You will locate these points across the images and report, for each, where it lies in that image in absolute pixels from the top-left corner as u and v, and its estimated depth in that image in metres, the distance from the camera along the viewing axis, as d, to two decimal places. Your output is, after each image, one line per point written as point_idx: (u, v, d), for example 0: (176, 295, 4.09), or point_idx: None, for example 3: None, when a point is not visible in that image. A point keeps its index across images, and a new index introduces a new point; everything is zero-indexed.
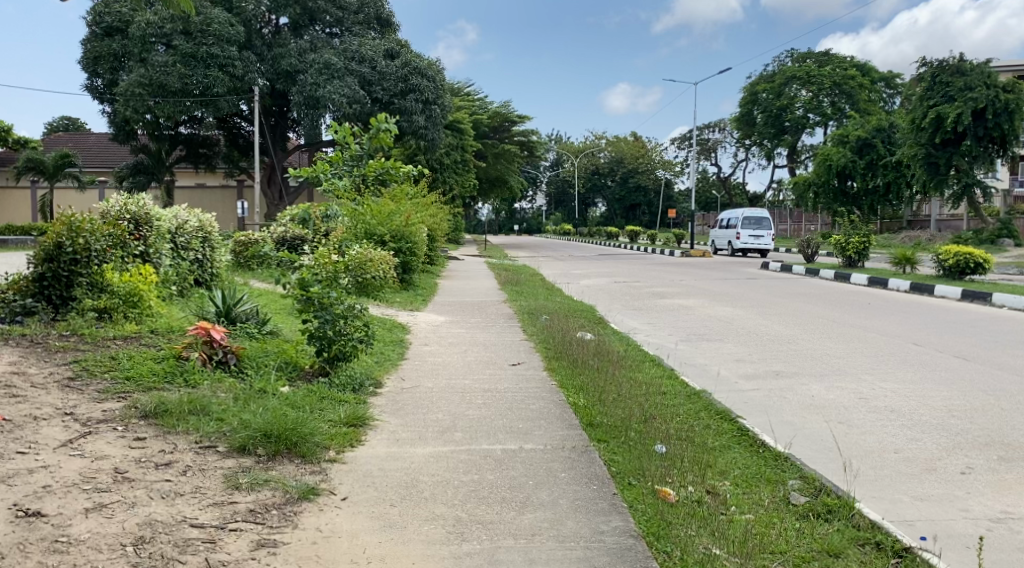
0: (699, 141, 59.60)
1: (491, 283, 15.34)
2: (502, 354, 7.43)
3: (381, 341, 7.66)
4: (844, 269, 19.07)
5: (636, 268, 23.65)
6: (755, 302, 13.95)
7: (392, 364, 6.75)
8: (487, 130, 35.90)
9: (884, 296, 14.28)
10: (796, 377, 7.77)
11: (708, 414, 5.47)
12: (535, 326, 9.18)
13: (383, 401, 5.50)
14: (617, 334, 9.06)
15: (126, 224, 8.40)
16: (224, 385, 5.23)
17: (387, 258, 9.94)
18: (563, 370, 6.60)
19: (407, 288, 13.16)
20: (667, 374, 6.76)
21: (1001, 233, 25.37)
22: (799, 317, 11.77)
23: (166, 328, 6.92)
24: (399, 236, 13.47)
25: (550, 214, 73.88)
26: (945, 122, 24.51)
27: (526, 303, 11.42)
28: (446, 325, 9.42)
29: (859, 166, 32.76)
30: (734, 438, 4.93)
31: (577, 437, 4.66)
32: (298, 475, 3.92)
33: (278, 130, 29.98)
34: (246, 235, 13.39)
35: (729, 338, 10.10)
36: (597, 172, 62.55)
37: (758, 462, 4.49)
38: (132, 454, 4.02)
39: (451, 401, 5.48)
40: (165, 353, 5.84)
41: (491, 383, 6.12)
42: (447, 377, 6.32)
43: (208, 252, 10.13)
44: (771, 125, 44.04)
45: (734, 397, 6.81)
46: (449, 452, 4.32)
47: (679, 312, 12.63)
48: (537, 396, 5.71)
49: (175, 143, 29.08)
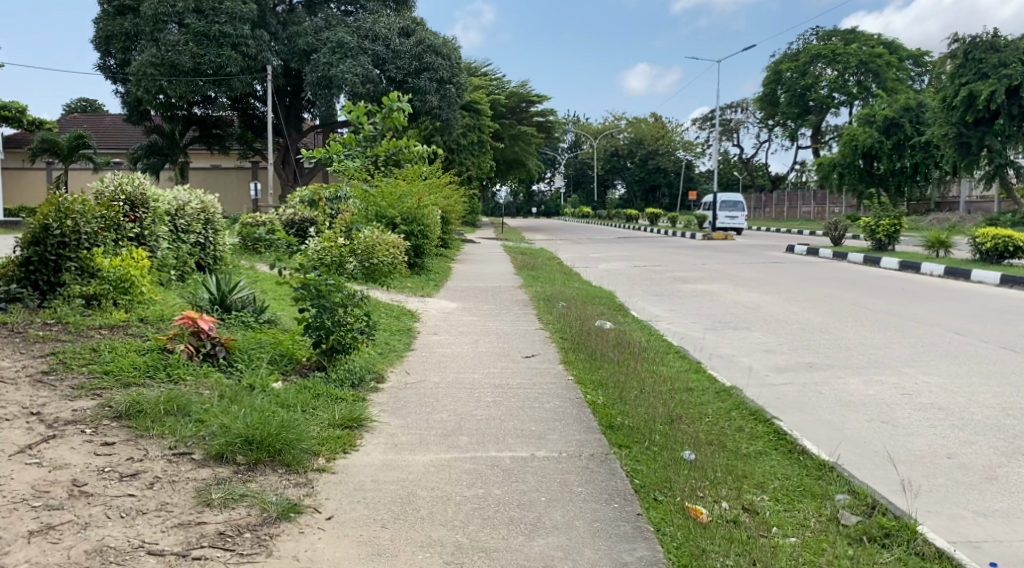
0: (720, 122, 58.54)
1: (508, 268, 14.83)
2: (515, 345, 6.95)
3: (388, 331, 7.21)
4: (873, 253, 18.41)
5: (657, 252, 23.06)
6: (782, 288, 13.36)
7: (397, 357, 6.29)
8: (505, 110, 35.27)
9: (918, 282, 13.63)
10: (831, 370, 7.25)
11: (741, 415, 4.98)
12: (551, 314, 8.69)
13: (384, 399, 5.04)
14: (638, 322, 8.55)
15: (121, 205, 8.01)
16: (209, 382, 4.80)
17: (397, 242, 9.46)
18: (581, 363, 6.12)
19: (419, 273, 12.67)
20: (693, 368, 6.26)
21: None
22: (830, 304, 11.19)
23: (156, 316, 6.50)
24: (410, 218, 13.02)
25: (568, 196, 73.23)
26: (978, 100, 23.55)
27: (542, 289, 10.92)
28: (456, 312, 8.94)
29: (886, 147, 31.84)
30: (770, 443, 4.45)
31: (595, 441, 4.18)
32: (279, 489, 3.47)
33: (292, 111, 29.57)
34: (254, 218, 12.99)
35: (757, 326, 9.55)
36: (617, 153, 61.81)
37: (798, 472, 4.00)
38: (95, 462, 3.59)
39: (459, 399, 5.02)
40: (150, 345, 5.41)
41: (503, 378, 5.66)
42: (456, 371, 5.86)
43: (211, 235, 9.71)
44: (795, 105, 43.07)
45: (765, 393, 6.32)
46: (453, 461, 3.85)
47: (702, 298, 12.07)
48: (552, 393, 5.24)
49: (189, 124, 28.77)
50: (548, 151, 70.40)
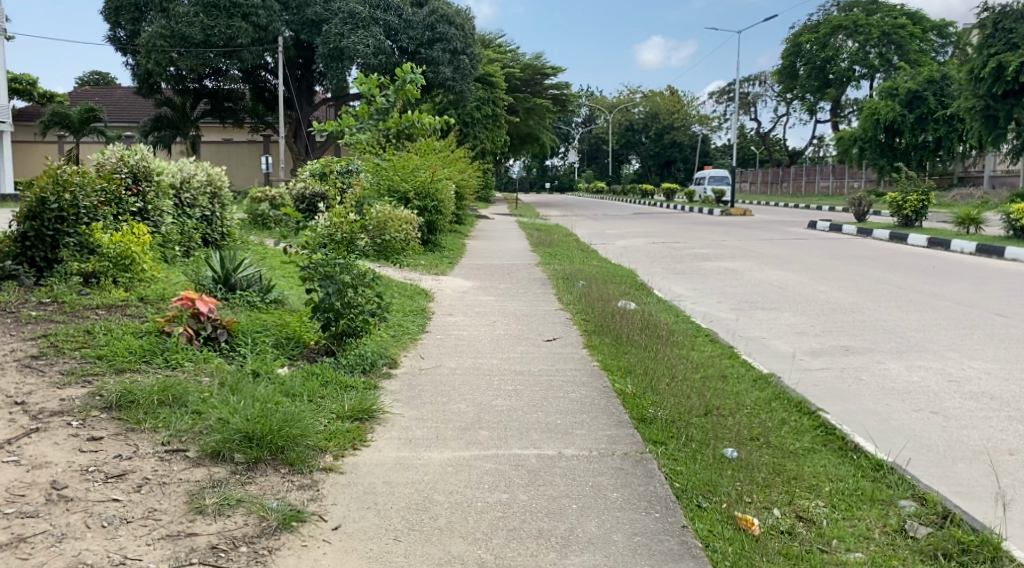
0: (736, 95, 57.59)
1: (524, 245, 14.42)
2: (534, 328, 6.57)
3: (401, 312, 6.86)
4: (900, 230, 17.89)
5: (676, 228, 22.63)
6: (807, 266, 12.90)
7: (411, 340, 5.93)
8: (520, 83, 34.65)
9: (950, 260, 13.13)
10: (869, 354, 6.84)
11: (780, 405, 4.61)
12: (570, 294, 8.28)
13: (396, 387, 4.70)
14: (662, 303, 8.15)
15: (123, 177, 7.65)
16: (209, 368, 4.46)
17: (410, 218, 9.09)
18: (606, 348, 5.74)
19: (432, 250, 12.28)
20: (726, 354, 5.87)
21: None
22: (860, 283, 10.74)
23: (156, 295, 6.15)
24: (424, 193, 12.24)
25: (582, 171, 72.63)
26: (1007, 72, 22.69)
27: (560, 267, 10.52)
28: (471, 291, 8.56)
29: (908, 120, 31.05)
30: (817, 439, 4.08)
31: (629, 437, 3.81)
32: (282, 493, 3.11)
33: (304, 84, 29.18)
34: (263, 192, 12.61)
35: (786, 307, 9.13)
36: (632, 127, 61.03)
37: (853, 474, 3.62)
38: (79, 461, 3.23)
39: (478, 388, 4.66)
40: (148, 327, 5.07)
41: (524, 363, 5.29)
42: (473, 356, 5.49)
43: (219, 209, 9.34)
44: (814, 78, 42.22)
45: (802, 380, 5.93)
46: (476, 460, 3.49)
47: (725, 277, 11.65)
48: (578, 380, 4.86)
49: (200, 97, 28.36)
50: (562, 125, 69.70)
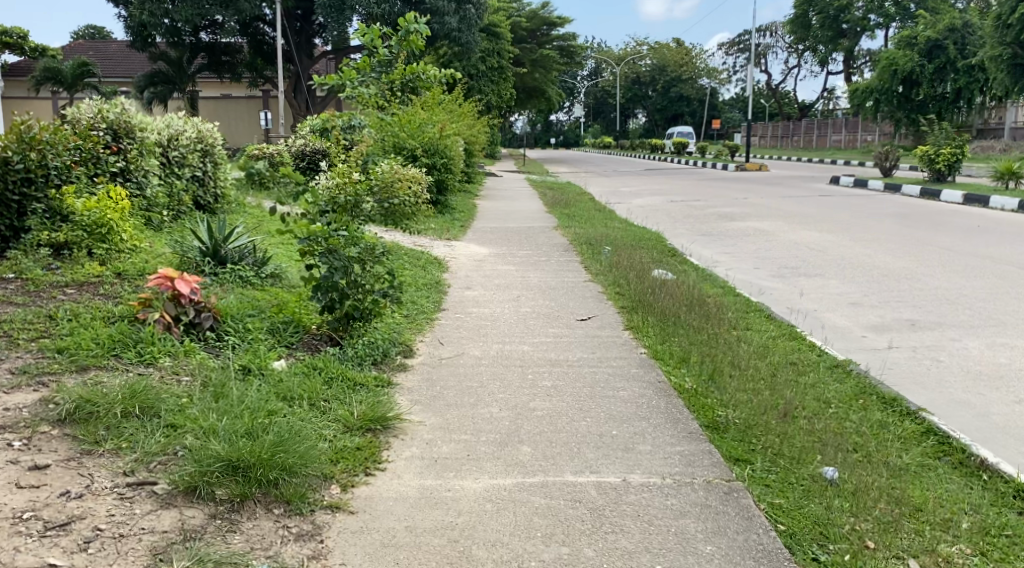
0: (747, 46, 55.89)
1: (538, 205, 13.64)
2: (565, 303, 5.85)
3: (414, 285, 6.15)
4: (931, 185, 17.02)
5: (692, 184, 21.81)
6: (840, 225, 12.13)
7: (427, 321, 5.19)
8: (525, 34, 33.44)
9: (991, 218, 12.35)
10: (940, 329, 6.08)
11: (867, 402, 3.90)
12: (598, 262, 7.50)
13: (414, 383, 3.97)
14: (701, 271, 7.38)
15: (100, 134, 6.81)
16: (190, 365, 3.71)
17: (420, 178, 8.31)
18: (652, 330, 4.99)
19: (443, 212, 11.54)
20: (787, 334, 5.13)
21: None
22: (904, 245, 9.99)
23: (136, 268, 5.36)
24: (432, 149, 11.75)
25: (588, 126, 71.42)
26: None
27: (581, 230, 9.76)
28: (489, 259, 7.83)
29: (928, 70, 29.61)
30: (926, 450, 3.37)
31: (708, 458, 3.06)
32: (274, 549, 2.41)
33: (303, 36, 28.10)
34: (260, 149, 11.80)
35: (831, 273, 8.36)
36: (639, 80, 59.63)
37: (993, 505, 2.88)
38: (13, 504, 2.50)
39: (511, 385, 3.92)
40: (121, 310, 4.32)
41: (559, 351, 4.55)
42: (500, 342, 4.75)
43: (211, 168, 8.55)
44: (828, 27, 40.46)
45: (875, 364, 5.17)
46: (523, 491, 2.76)
47: (755, 239, 10.89)
48: (627, 373, 4.11)
49: (196, 51, 27.47)
50: (567, 79, 68.24)
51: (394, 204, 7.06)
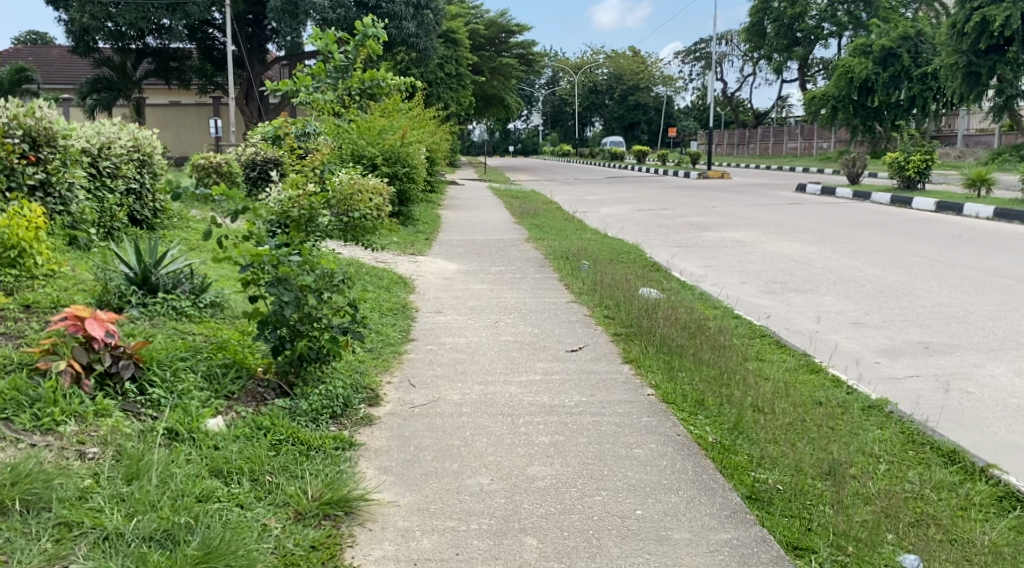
0: (703, 55, 55.94)
1: (505, 215, 12.97)
2: (549, 330, 5.19)
3: (377, 310, 5.45)
4: (902, 192, 16.77)
5: (657, 192, 21.39)
6: (818, 235, 11.70)
7: (394, 356, 4.47)
8: (484, 42, 32.85)
9: (968, 226, 12.05)
10: (958, 353, 5.53)
11: (923, 456, 3.29)
12: (579, 279, 6.87)
13: (383, 442, 3.26)
14: (693, 290, 6.78)
15: (18, 143, 5.81)
16: (101, 432, 2.94)
17: (382, 190, 7.60)
18: (657, 364, 4.34)
19: (405, 225, 10.83)
20: (807, 367, 4.52)
21: None
22: (889, 256, 9.55)
23: (48, 298, 4.47)
24: (393, 157, 10.93)
25: (547, 135, 71.20)
26: (992, 26, 20.84)
27: (555, 243, 9.12)
28: (459, 277, 7.15)
29: (882, 78, 29.20)
30: (1013, 523, 2.76)
31: (763, 553, 2.47)
32: None
33: (255, 41, 27.16)
34: (206, 158, 10.95)
35: (825, 289, 7.82)
36: (595, 89, 59.49)
37: None
38: None
39: (502, 442, 3.24)
40: (19, 355, 3.51)
41: (552, 392, 3.88)
42: (483, 382, 4.06)
43: (148, 180, 7.71)
44: (783, 36, 40.40)
45: (905, 397, 4.57)
46: None
47: (736, 250, 10.38)
48: (636, 424, 3.45)
49: (143, 56, 26.36)
50: (525, 87, 67.86)
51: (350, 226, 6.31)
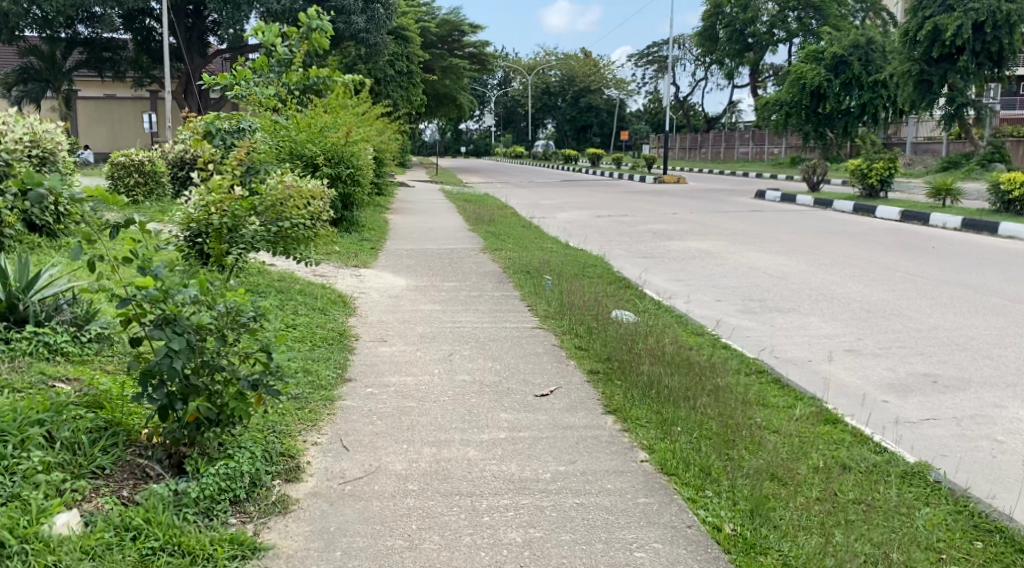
0: (656, 59, 55.76)
1: (459, 222, 12.11)
2: (513, 365, 4.40)
3: (308, 341, 4.58)
4: (864, 200, 16.37)
5: (615, 197, 20.76)
6: (788, 245, 11.13)
7: (325, 406, 3.63)
8: (435, 40, 31.91)
9: (941, 237, 11.59)
10: (972, 389, 4.88)
11: (997, 554, 2.58)
12: (542, 298, 6.10)
13: (298, 545, 2.44)
14: (670, 311, 6.06)
15: None
16: None
17: (321, 195, 6.71)
18: (646, 417, 3.58)
19: (349, 232, 9.95)
20: (822, 418, 3.79)
21: (992, 156, 23.32)
22: (867, 270, 8.98)
23: None
24: (336, 157, 9.86)
25: (500, 137, 70.32)
26: (944, 35, 20.66)
27: (515, 254, 8.37)
28: (407, 293, 6.34)
29: (834, 86, 28.70)
30: None
31: None
32: None
33: (195, 33, 25.87)
34: (127, 154, 9.84)
35: (807, 307, 7.18)
36: (548, 91, 58.94)
37: None
38: None
39: (459, 545, 2.45)
40: None
41: (524, 460, 3.08)
42: (437, 443, 3.23)
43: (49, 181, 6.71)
44: (734, 41, 39.64)
45: (932, 445, 3.87)
46: None
47: (704, 261, 9.74)
48: (633, 511, 2.70)
49: (74, 45, 24.90)
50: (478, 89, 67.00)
51: (208, 231, 5.21)
